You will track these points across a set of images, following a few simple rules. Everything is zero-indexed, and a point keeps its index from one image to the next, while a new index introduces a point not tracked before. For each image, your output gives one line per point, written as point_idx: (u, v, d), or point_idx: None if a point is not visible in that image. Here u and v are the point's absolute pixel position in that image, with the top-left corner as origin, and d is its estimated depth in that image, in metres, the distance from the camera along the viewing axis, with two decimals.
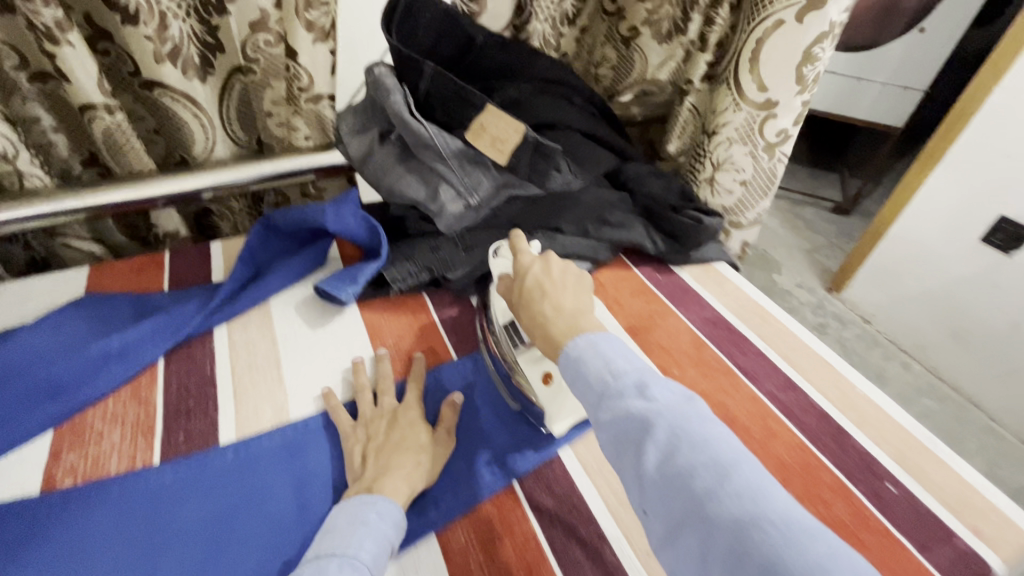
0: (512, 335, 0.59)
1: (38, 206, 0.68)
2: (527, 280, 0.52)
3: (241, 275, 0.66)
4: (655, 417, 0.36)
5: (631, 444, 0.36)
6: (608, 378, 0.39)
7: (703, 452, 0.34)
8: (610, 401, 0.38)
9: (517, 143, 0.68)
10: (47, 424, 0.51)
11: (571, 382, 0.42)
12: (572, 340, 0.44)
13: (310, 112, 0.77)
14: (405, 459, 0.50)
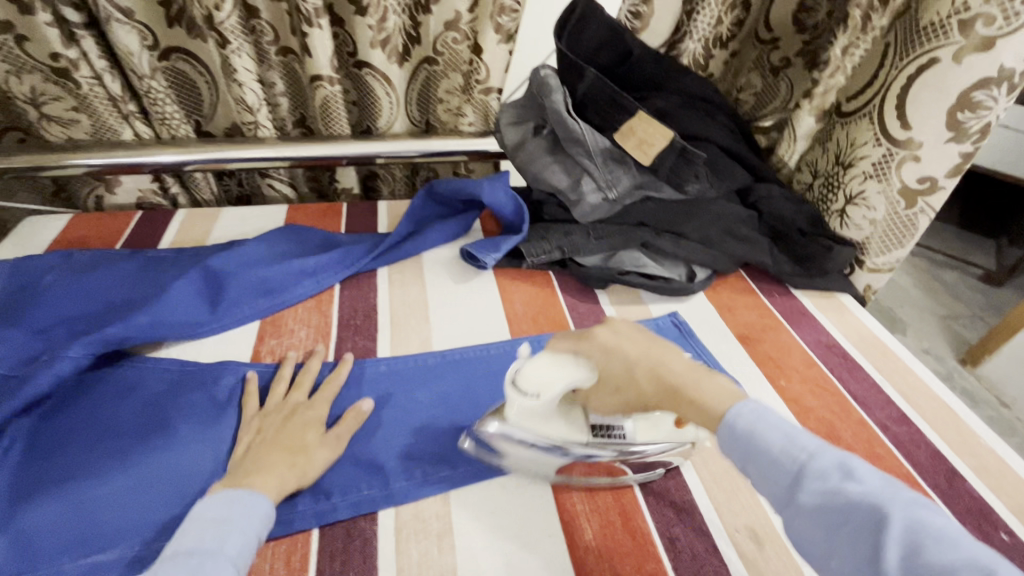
0: (601, 435, 0.50)
1: (263, 148, 0.84)
2: (637, 367, 0.45)
3: (404, 228, 0.79)
4: (887, 506, 0.32)
5: (850, 532, 0.32)
6: (803, 456, 0.36)
7: (958, 550, 0.29)
8: (811, 479, 0.35)
9: (662, 147, 0.74)
10: (259, 313, 0.66)
11: (745, 458, 0.38)
12: (733, 404, 0.40)
13: (479, 101, 0.90)
14: (282, 459, 0.48)
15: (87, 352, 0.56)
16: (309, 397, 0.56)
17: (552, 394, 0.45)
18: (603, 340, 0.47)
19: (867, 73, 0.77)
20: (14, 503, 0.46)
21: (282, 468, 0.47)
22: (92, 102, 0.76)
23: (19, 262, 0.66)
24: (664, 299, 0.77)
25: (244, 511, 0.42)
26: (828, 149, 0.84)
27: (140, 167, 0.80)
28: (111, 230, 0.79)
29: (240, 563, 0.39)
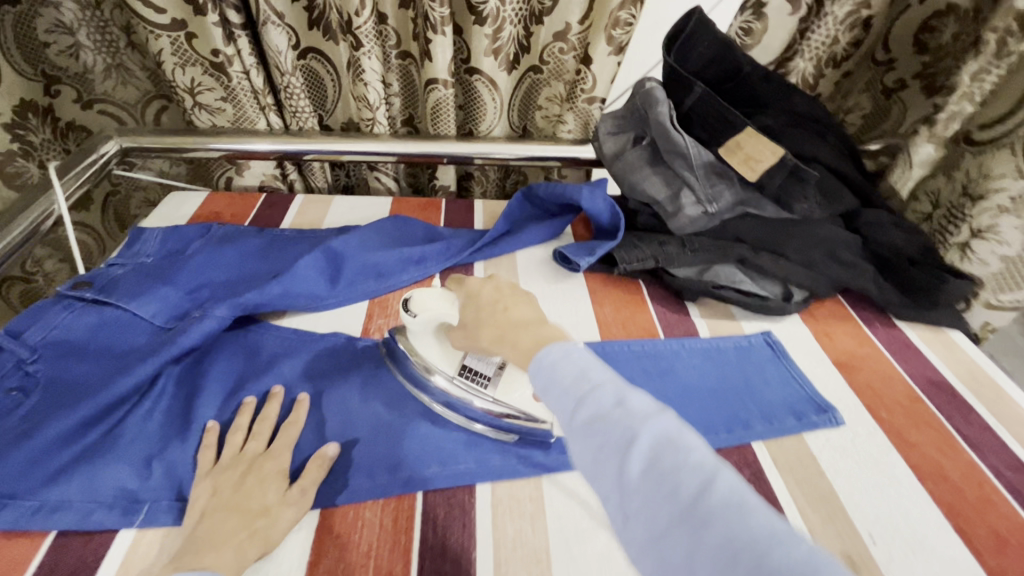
0: (472, 381, 0.55)
1: (376, 143, 0.91)
2: (487, 303, 0.46)
3: (502, 226, 0.82)
4: (640, 425, 0.32)
5: (609, 452, 0.32)
6: (586, 386, 0.35)
7: (694, 457, 0.31)
8: (584, 405, 0.34)
9: (772, 164, 0.73)
10: (369, 294, 0.71)
11: (544, 389, 0.37)
12: (547, 344, 0.39)
13: (582, 110, 0.92)
14: (235, 527, 0.44)
15: (228, 313, 0.63)
16: (268, 446, 0.52)
17: (427, 312, 0.53)
18: (486, 295, 0.46)
19: (1004, 101, 0.73)
20: (165, 436, 0.53)
21: (237, 537, 0.44)
22: (239, 94, 0.86)
23: (171, 228, 0.75)
24: (757, 317, 0.77)
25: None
26: (954, 178, 0.81)
27: (265, 156, 0.89)
28: (239, 208, 0.88)
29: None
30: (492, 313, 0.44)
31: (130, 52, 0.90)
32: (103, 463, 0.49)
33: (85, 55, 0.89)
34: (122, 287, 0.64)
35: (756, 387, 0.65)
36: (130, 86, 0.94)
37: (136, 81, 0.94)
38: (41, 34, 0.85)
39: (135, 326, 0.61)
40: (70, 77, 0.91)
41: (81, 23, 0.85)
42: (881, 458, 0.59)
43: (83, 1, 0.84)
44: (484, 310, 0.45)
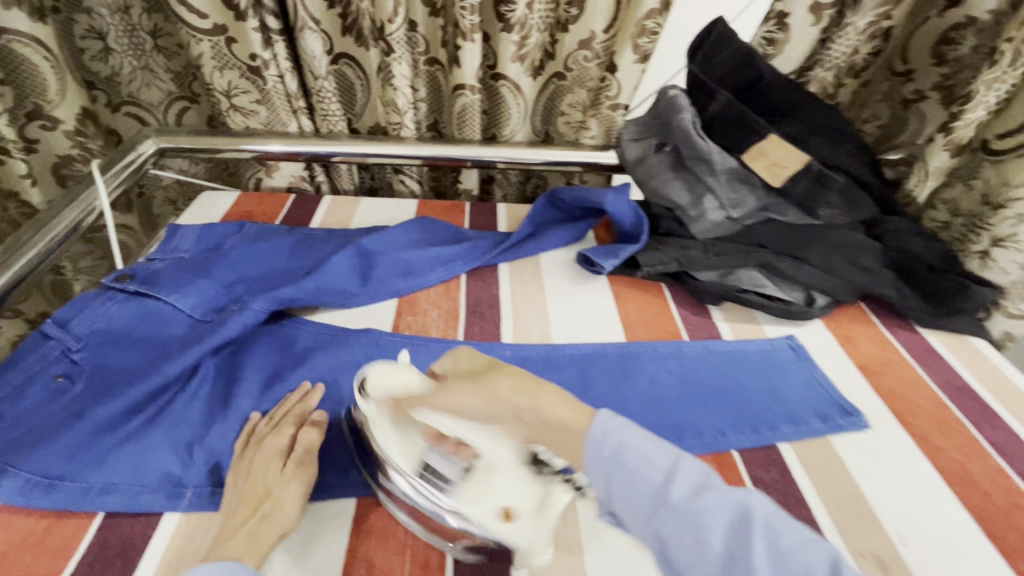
0: (433, 480, 0.48)
1: (403, 147, 0.93)
2: (511, 399, 0.43)
3: (526, 229, 0.84)
4: (751, 501, 0.36)
5: (716, 525, 0.35)
6: (671, 457, 0.39)
7: (801, 535, 0.35)
8: (677, 479, 0.38)
9: (796, 170, 0.75)
10: (397, 292, 0.73)
11: (614, 465, 0.39)
12: (594, 417, 0.41)
13: (605, 117, 0.94)
14: (250, 516, 0.45)
15: (265, 307, 0.64)
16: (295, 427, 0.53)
17: (385, 386, 0.49)
18: (501, 376, 0.44)
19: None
20: (205, 424, 0.54)
21: (247, 526, 0.44)
22: (272, 97, 0.88)
23: (206, 225, 0.77)
24: (780, 322, 0.77)
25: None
26: (973, 186, 0.82)
27: (296, 157, 0.91)
28: (270, 208, 0.90)
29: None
30: (537, 396, 0.42)
31: (155, 55, 0.93)
32: (148, 449, 0.51)
33: (114, 58, 0.91)
34: (163, 280, 0.66)
35: (781, 389, 0.66)
36: (154, 88, 0.96)
37: (159, 84, 0.96)
38: (78, 40, 0.88)
39: (174, 318, 0.63)
40: (101, 81, 0.94)
41: (112, 26, 0.88)
42: (908, 461, 0.59)
43: (113, 7, 0.86)
44: (505, 387, 0.43)
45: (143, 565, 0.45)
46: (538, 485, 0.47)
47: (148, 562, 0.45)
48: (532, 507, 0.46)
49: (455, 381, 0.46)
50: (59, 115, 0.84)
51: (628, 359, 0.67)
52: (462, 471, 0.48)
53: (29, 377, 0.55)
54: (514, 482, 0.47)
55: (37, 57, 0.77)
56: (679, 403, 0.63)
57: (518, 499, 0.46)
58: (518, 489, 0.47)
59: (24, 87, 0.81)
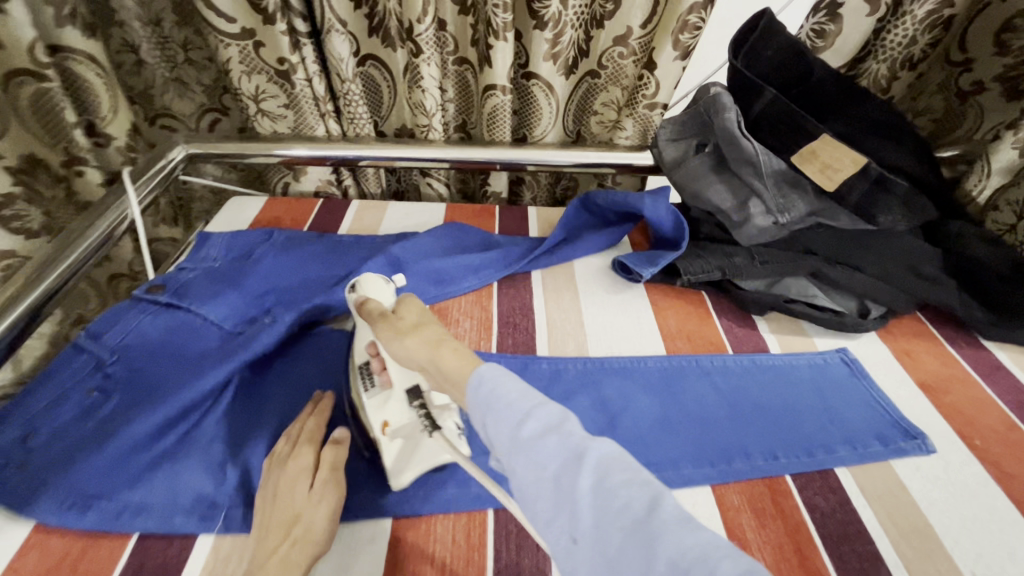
0: (367, 379, 0.53)
1: (432, 150, 0.91)
2: (423, 344, 0.43)
3: (560, 235, 0.81)
4: (588, 443, 0.30)
5: (553, 464, 0.30)
6: (530, 403, 0.33)
7: (637, 473, 0.29)
8: (533, 420, 0.32)
9: (851, 174, 0.69)
10: (428, 301, 0.71)
11: (483, 407, 0.34)
12: (477, 367, 0.36)
13: (642, 116, 0.91)
14: (282, 542, 0.42)
15: (295, 319, 0.63)
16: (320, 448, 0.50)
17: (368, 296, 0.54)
18: (434, 330, 0.45)
19: None
20: (237, 441, 0.53)
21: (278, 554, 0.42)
22: (300, 101, 0.87)
23: (235, 234, 0.76)
24: (831, 334, 0.72)
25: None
26: None
27: (324, 161, 0.90)
28: (298, 213, 0.89)
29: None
30: (436, 347, 0.42)
31: (186, 67, 0.92)
32: (181, 467, 0.50)
33: (146, 71, 0.92)
34: (193, 291, 0.65)
35: (835, 408, 0.61)
36: (186, 100, 0.96)
37: (191, 95, 0.96)
38: (114, 54, 0.89)
39: (205, 330, 0.62)
40: (137, 95, 0.95)
41: (144, 40, 0.88)
42: (979, 489, 0.55)
43: (146, 19, 0.85)
44: (424, 335, 0.44)
45: None
46: (409, 411, 0.51)
47: None
48: (401, 427, 0.50)
49: (398, 322, 0.48)
50: (110, 132, 0.87)
51: (670, 376, 0.64)
52: (376, 387, 0.53)
53: (64, 392, 0.54)
54: (404, 410, 0.51)
55: (92, 73, 0.80)
56: (726, 424, 0.59)
57: (396, 417, 0.51)
58: (403, 415, 0.51)
59: (79, 105, 0.83)
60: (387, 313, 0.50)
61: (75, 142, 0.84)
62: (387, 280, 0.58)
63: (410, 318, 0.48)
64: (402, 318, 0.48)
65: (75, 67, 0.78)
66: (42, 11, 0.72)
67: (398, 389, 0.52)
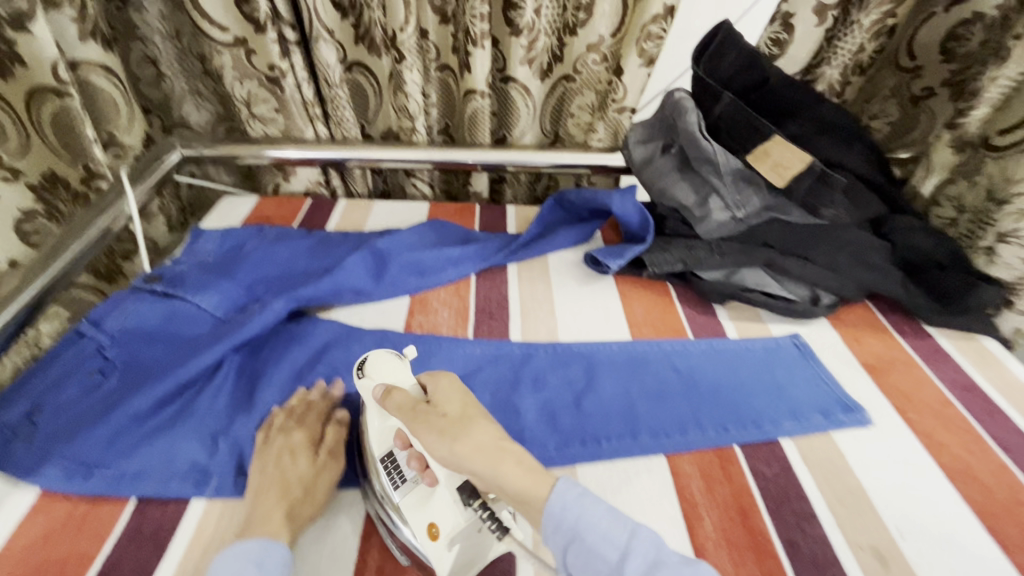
0: (395, 475, 0.48)
1: (415, 151, 0.95)
2: (472, 451, 0.41)
3: (535, 230, 0.86)
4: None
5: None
6: (626, 535, 0.39)
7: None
8: (633, 558, 0.38)
9: (801, 171, 0.75)
10: (409, 290, 0.76)
11: (575, 538, 0.39)
12: (555, 483, 0.40)
13: (612, 119, 0.96)
14: (281, 501, 0.48)
15: (283, 306, 0.68)
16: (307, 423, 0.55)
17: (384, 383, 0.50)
18: (486, 428, 0.43)
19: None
20: (229, 417, 0.57)
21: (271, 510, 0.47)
22: (289, 105, 0.92)
23: (227, 229, 0.81)
24: (784, 320, 0.78)
25: (259, 564, 0.43)
26: (977, 182, 0.80)
27: (312, 162, 0.94)
28: (287, 212, 0.94)
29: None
30: (500, 461, 0.41)
31: (205, 80, 0.95)
32: (176, 439, 0.54)
33: (168, 83, 0.96)
34: (188, 282, 0.69)
35: (784, 386, 0.67)
36: (203, 110, 1.00)
37: (208, 104, 0.99)
38: (134, 66, 0.93)
39: (198, 318, 0.67)
40: (153, 106, 0.99)
41: (165, 54, 0.92)
42: (910, 457, 0.60)
43: (169, 31, 0.89)
44: (477, 440, 0.41)
45: (173, 547, 0.48)
46: (465, 514, 0.44)
47: (177, 545, 0.48)
48: (452, 533, 0.44)
49: (439, 419, 0.43)
50: (128, 142, 0.89)
51: (633, 358, 0.69)
52: (411, 483, 0.47)
53: (67, 373, 0.58)
54: (450, 510, 0.44)
55: (109, 84, 0.82)
56: (682, 401, 0.64)
57: (444, 519, 0.45)
58: (455, 519, 0.44)
59: (99, 116, 0.85)
60: (421, 406, 0.45)
61: (95, 158, 0.80)
62: (397, 353, 0.53)
63: (454, 411, 0.44)
64: (445, 413, 0.44)
65: (92, 80, 0.80)
66: (67, 26, 0.74)
67: (444, 486, 0.45)
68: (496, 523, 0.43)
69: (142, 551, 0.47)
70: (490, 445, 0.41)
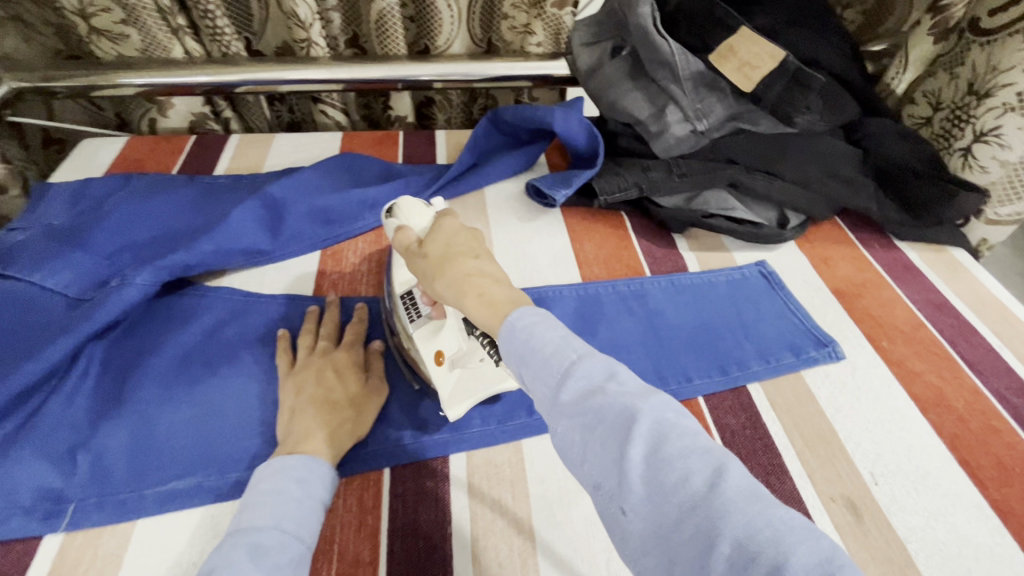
0: (412, 309, 0.50)
1: (316, 68, 0.78)
2: (448, 275, 0.37)
3: (466, 160, 0.73)
4: (640, 406, 0.29)
5: (603, 429, 0.29)
6: (571, 357, 0.32)
7: (694, 440, 0.28)
8: (573, 381, 0.31)
9: (770, 71, 0.65)
10: (319, 242, 0.64)
11: (520, 361, 0.33)
12: (519, 305, 0.35)
13: (552, 16, 0.80)
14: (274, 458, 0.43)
15: (153, 278, 0.54)
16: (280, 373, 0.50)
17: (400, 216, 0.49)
18: (465, 266, 0.37)
19: None
20: (89, 425, 0.46)
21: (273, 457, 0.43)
22: (142, 15, 0.72)
23: (80, 183, 0.65)
24: (749, 246, 0.70)
25: (302, 480, 0.40)
26: (957, 75, 0.71)
27: (191, 89, 0.76)
28: (164, 154, 0.77)
29: (307, 534, 0.38)
30: (463, 292, 0.36)
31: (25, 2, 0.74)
32: (19, 460, 0.43)
33: None
34: (25, 255, 0.55)
35: (749, 322, 0.60)
36: (36, 45, 0.80)
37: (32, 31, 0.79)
38: None
39: (43, 301, 0.53)
40: None
41: None
42: (882, 390, 0.55)
43: None
44: (450, 278, 0.37)
45: None
46: (467, 341, 0.46)
47: None
48: (457, 356, 0.47)
49: (423, 261, 0.40)
50: None
51: (584, 307, 0.60)
52: (425, 319, 0.49)
53: None
54: (456, 337, 0.47)
55: None
56: (639, 351, 0.57)
57: (449, 346, 0.47)
58: (459, 344, 0.46)
59: None
60: (414, 245, 0.42)
61: None
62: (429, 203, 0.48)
63: (437, 252, 0.40)
64: (428, 254, 0.40)
65: None
66: None
67: (453, 318, 0.47)
68: (495, 350, 0.41)
69: None
70: (477, 276, 0.37)
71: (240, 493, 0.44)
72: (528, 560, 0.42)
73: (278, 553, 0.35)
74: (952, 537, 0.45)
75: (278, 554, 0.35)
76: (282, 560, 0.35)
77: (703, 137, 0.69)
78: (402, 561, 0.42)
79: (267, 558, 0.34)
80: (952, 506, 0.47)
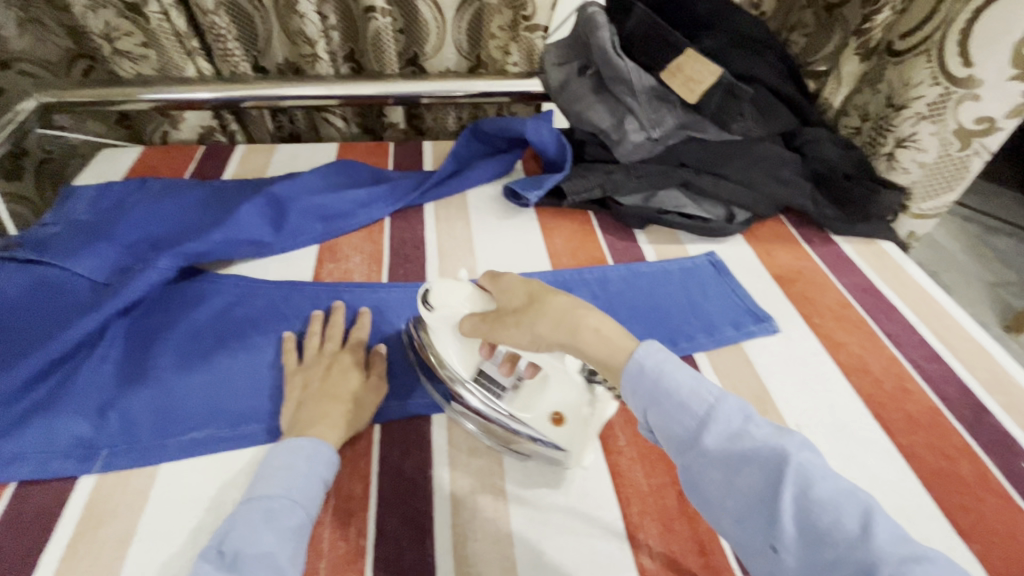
0: (492, 388, 0.51)
1: (317, 84, 0.87)
2: (550, 313, 0.45)
3: (449, 166, 0.81)
4: (786, 449, 0.36)
5: (752, 471, 0.36)
6: (708, 402, 0.39)
7: (837, 484, 0.34)
8: (715, 426, 0.38)
9: (710, 85, 0.75)
10: (317, 237, 0.72)
11: (653, 402, 0.40)
12: (639, 342, 0.43)
13: (524, 40, 0.91)
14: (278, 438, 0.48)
15: (172, 264, 0.62)
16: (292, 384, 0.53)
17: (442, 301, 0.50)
18: (560, 302, 0.45)
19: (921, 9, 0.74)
20: (116, 389, 0.53)
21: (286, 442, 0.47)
22: (160, 38, 0.81)
23: (103, 185, 0.72)
24: (701, 239, 0.78)
25: (310, 457, 0.44)
26: (880, 89, 0.81)
27: (201, 104, 0.85)
28: (176, 161, 0.85)
29: (310, 504, 0.42)
30: (573, 331, 0.44)
31: (43, 6, 0.84)
32: (57, 416, 0.50)
33: None
34: (56, 246, 0.62)
35: (698, 302, 0.68)
36: (49, 44, 0.88)
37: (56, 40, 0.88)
38: None
39: (74, 285, 0.60)
40: None
41: None
42: (811, 358, 0.63)
43: None
44: (553, 318, 0.44)
45: (60, 529, 0.45)
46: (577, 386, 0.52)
47: (67, 525, 0.45)
48: (571, 408, 0.51)
49: (511, 310, 0.47)
50: None
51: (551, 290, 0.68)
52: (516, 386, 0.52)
53: None
54: (564, 388, 0.52)
55: None
56: None
57: (557, 403, 0.51)
58: (569, 394, 0.51)
59: None
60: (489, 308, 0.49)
61: None
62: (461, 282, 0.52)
63: (520, 301, 0.47)
64: (514, 301, 0.47)
65: None
66: None
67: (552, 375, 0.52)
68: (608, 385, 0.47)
69: (29, 536, 0.44)
70: (582, 314, 0.44)
71: (249, 443, 0.51)
72: (499, 495, 0.49)
73: (287, 517, 0.40)
74: (862, 474, 0.53)
75: (285, 518, 0.40)
76: (288, 526, 0.40)
77: (659, 143, 0.77)
78: (389, 495, 0.49)
79: (278, 522, 0.40)
80: (864, 450, 0.55)
